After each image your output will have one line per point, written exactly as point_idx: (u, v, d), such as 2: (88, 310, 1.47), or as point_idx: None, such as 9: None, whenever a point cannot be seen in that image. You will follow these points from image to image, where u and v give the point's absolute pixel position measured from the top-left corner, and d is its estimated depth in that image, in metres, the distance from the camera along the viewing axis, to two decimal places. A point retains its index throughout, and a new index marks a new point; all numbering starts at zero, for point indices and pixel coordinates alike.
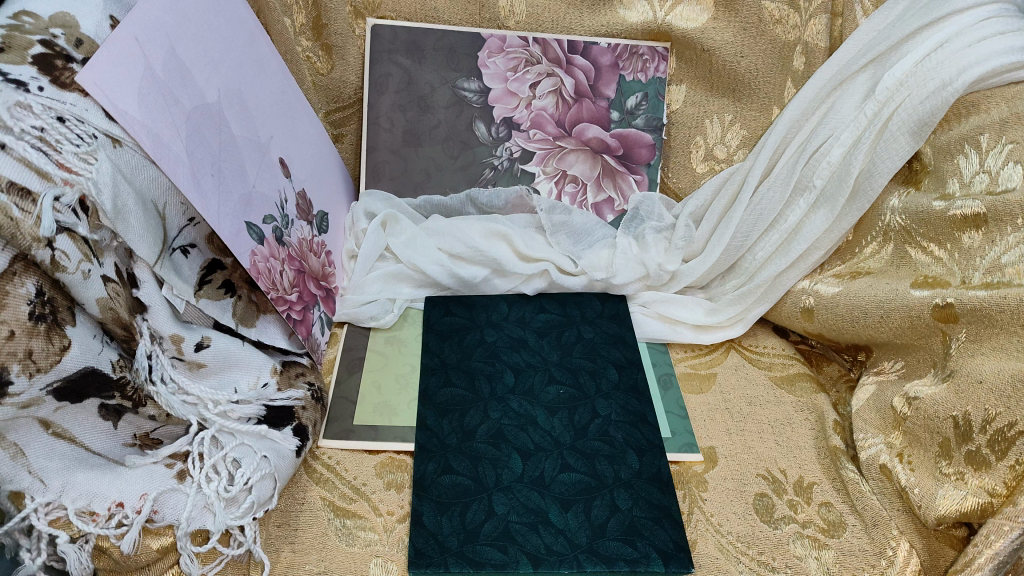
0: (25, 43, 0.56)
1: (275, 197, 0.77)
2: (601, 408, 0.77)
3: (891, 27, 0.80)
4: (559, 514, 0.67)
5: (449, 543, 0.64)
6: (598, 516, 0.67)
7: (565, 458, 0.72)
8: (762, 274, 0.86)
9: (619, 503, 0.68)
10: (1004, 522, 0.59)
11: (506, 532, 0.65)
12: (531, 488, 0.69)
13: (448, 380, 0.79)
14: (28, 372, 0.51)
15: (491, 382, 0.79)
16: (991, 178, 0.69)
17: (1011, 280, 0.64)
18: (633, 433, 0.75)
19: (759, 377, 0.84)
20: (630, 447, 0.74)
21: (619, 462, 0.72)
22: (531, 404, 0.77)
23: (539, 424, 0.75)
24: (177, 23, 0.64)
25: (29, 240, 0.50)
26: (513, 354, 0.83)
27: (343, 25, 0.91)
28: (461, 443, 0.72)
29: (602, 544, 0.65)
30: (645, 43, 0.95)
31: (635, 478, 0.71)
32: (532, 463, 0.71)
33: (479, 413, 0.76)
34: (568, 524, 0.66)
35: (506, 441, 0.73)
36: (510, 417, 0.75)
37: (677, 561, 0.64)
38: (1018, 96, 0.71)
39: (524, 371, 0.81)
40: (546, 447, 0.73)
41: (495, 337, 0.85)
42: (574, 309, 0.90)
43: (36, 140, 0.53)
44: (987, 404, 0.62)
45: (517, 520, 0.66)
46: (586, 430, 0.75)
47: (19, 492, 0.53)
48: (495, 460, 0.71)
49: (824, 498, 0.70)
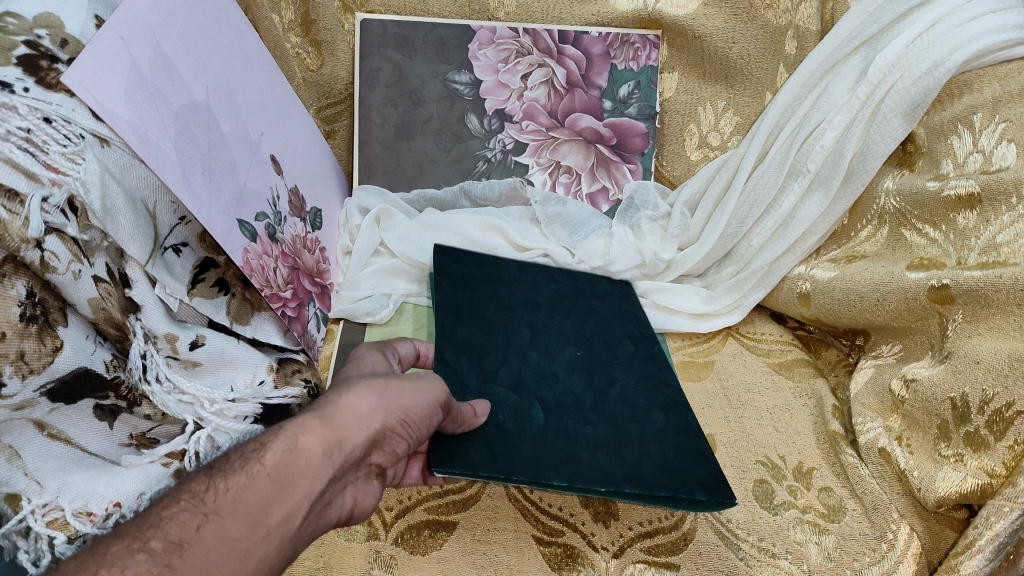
0: (9, 44, 0.55)
1: (267, 195, 0.76)
2: (618, 375, 0.75)
3: (881, 8, 0.80)
4: (588, 454, 0.64)
5: (479, 461, 0.60)
6: (629, 456, 0.64)
7: (586, 414, 0.69)
8: (760, 260, 0.85)
9: (650, 450, 0.65)
10: (1004, 503, 0.59)
11: (538, 464, 0.61)
12: (556, 439, 0.65)
13: (462, 320, 0.79)
14: (20, 373, 0.51)
15: (507, 334, 0.78)
16: (985, 158, 0.68)
17: (1006, 259, 0.63)
18: (654, 394, 0.73)
19: (757, 364, 0.84)
20: (653, 408, 0.71)
21: (643, 421, 0.69)
22: (551, 360, 0.76)
23: (559, 379, 0.73)
24: (164, 21, 0.64)
25: (18, 241, 0.50)
26: (525, 312, 0.82)
27: (332, 20, 0.91)
28: (481, 384, 0.71)
29: (637, 476, 0.61)
30: (636, 32, 0.94)
31: (663, 434, 0.68)
32: (555, 417, 0.68)
33: (499, 359, 0.75)
34: (599, 462, 0.63)
35: (526, 390, 0.71)
36: (528, 367, 0.74)
37: (720, 493, 0.60)
38: (1010, 76, 0.71)
39: (541, 329, 0.80)
40: (564, 406, 0.70)
41: (508, 293, 0.85)
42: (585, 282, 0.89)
43: (22, 140, 0.52)
44: (985, 384, 0.62)
45: (545, 453, 0.63)
46: (607, 394, 0.72)
47: (16, 494, 0.51)
48: (516, 408, 0.68)
49: (823, 483, 0.71)
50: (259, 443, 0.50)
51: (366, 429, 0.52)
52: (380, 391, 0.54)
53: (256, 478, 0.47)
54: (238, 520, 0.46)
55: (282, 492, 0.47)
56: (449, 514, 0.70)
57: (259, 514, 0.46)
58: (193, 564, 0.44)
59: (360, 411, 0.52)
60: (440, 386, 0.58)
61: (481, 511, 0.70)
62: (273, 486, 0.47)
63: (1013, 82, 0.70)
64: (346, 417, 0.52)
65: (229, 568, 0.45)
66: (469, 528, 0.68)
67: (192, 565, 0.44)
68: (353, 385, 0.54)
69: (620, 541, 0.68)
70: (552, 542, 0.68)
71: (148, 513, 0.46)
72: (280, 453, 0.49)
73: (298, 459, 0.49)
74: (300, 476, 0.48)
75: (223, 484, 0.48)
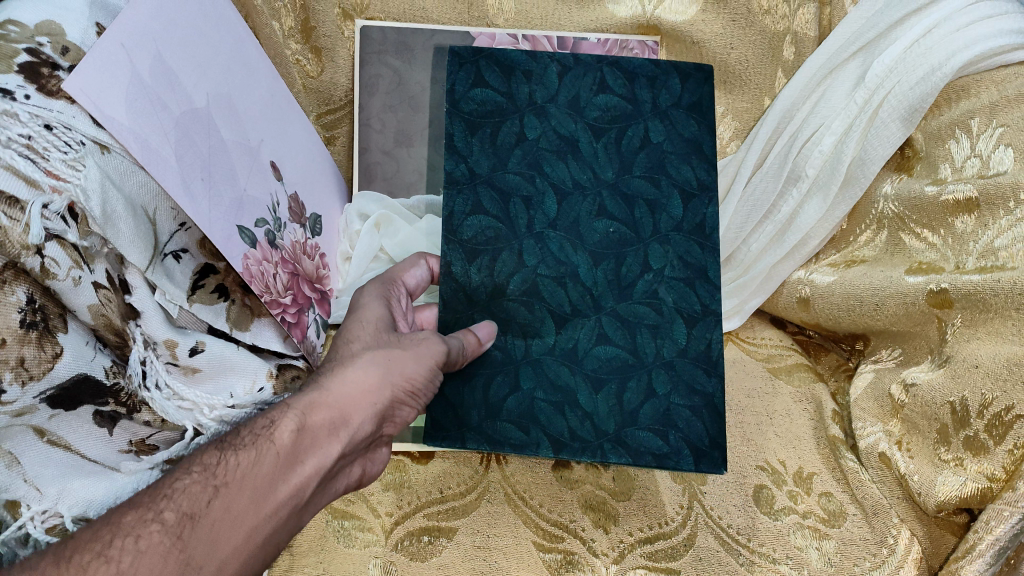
0: (11, 52, 0.55)
1: (267, 201, 0.76)
2: (653, 257, 0.74)
3: (880, 13, 0.81)
4: (588, 397, 0.71)
5: (470, 418, 0.70)
6: (630, 401, 0.71)
7: (603, 326, 0.72)
8: (759, 265, 0.86)
9: (656, 388, 0.72)
10: (1004, 507, 0.60)
11: (530, 411, 0.71)
12: (562, 363, 0.71)
13: (476, 203, 0.74)
14: (20, 380, 0.51)
15: (530, 210, 0.74)
16: (983, 162, 0.68)
17: (1004, 263, 0.63)
18: (687, 295, 0.74)
19: (757, 369, 0.84)
20: (679, 314, 0.73)
21: (663, 334, 0.73)
22: (573, 249, 0.73)
23: (580, 278, 0.73)
24: (165, 28, 0.64)
25: (18, 248, 0.51)
26: (557, 167, 0.75)
27: (331, 27, 0.92)
28: (491, 300, 0.72)
29: (629, 433, 0.70)
30: (635, 38, 0.95)
31: (679, 357, 0.72)
32: (566, 332, 0.72)
33: (512, 254, 0.73)
34: (596, 408, 0.71)
35: (540, 300, 0.72)
36: (547, 266, 0.73)
37: (707, 462, 0.70)
38: (1007, 80, 0.70)
39: (569, 197, 0.74)
40: (583, 312, 0.72)
41: (537, 132, 0.76)
42: (642, 90, 0.78)
43: (23, 147, 0.53)
44: (984, 389, 0.62)
45: (544, 397, 0.71)
46: (632, 288, 0.73)
47: (15, 501, 0.54)
48: (526, 326, 0.72)
49: (824, 488, 0.73)
50: (269, 419, 0.53)
51: (367, 405, 0.57)
52: (385, 367, 0.59)
53: (266, 454, 0.51)
54: (247, 495, 0.49)
55: (288, 470, 0.51)
56: (448, 521, 0.70)
57: (268, 489, 0.50)
58: (202, 536, 0.46)
59: (363, 388, 0.57)
60: (439, 344, 0.63)
61: (482, 517, 0.71)
62: (283, 463, 0.51)
63: (1010, 86, 0.69)
64: (351, 394, 0.56)
65: (238, 540, 0.48)
66: (469, 534, 0.69)
67: (203, 537, 0.46)
68: (355, 360, 0.58)
69: (620, 547, 0.69)
70: (553, 548, 0.69)
71: (160, 484, 0.48)
72: (290, 432, 0.52)
73: (305, 438, 0.53)
74: (307, 454, 0.52)
75: (234, 457, 0.50)
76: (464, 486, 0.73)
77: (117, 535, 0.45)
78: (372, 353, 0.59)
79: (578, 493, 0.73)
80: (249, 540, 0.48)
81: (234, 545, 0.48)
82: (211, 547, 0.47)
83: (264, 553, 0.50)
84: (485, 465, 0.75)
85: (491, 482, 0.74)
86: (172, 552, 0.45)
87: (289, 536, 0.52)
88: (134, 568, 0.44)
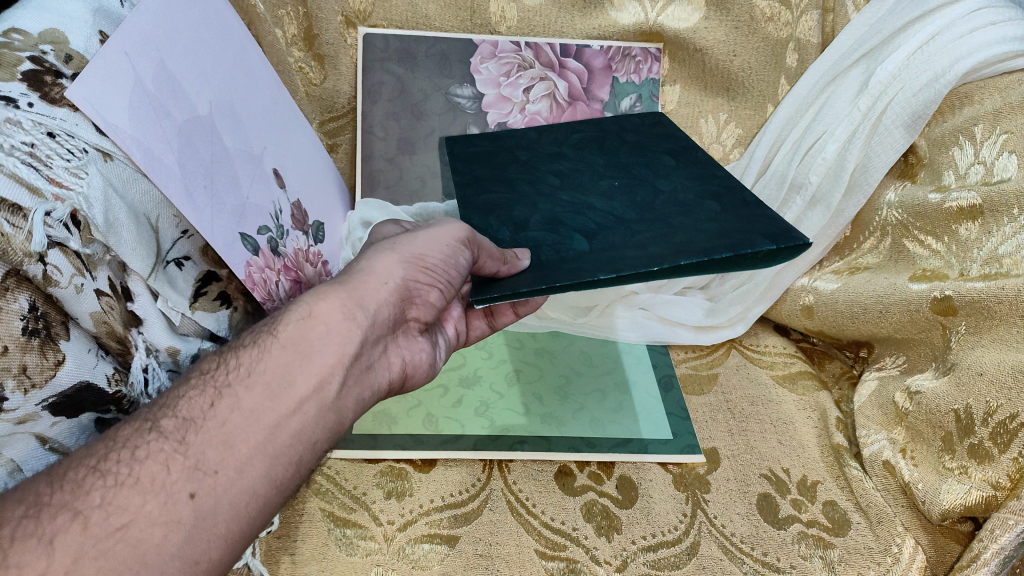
0: (15, 60, 0.56)
1: (269, 208, 0.76)
2: (663, 187, 0.72)
3: (883, 21, 0.81)
4: (632, 251, 0.59)
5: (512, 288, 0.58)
6: (679, 239, 0.60)
7: (630, 228, 0.65)
8: (762, 273, 0.88)
9: (701, 229, 0.61)
10: (1009, 516, 0.59)
11: (575, 267, 0.58)
12: (605, 251, 0.61)
13: (483, 188, 0.74)
14: (22, 388, 0.50)
15: (534, 185, 0.75)
16: (987, 169, 0.68)
17: (1009, 271, 0.63)
18: (703, 188, 0.70)
19: (761, 377, 0.86)
20: (705, 200, 0.68)
21: (695, 213, 0.65)
22: (584, 195, 0.72)
23: (597, 208, 0.70)
24: (167, 37, 0.64)
25: (21, 255, 0.50)
26: (552, 163, 0.79)
27: (335, 35, 0.92)
28: (515, 235, 0.67)
29: (691, 249, 0.57)
30: (637, 44, 0.96)
31: (719, 215, 0.64)
32: (599, 237, 0.64)
33: (528, 207, 0.71)
34: (646, 251, 0.59)
35: (563, 225, 0.68)
36: (562, 207, 0.71)
37: (786, 239, 0.56)
38: (1011, 87, 0.69)
39: (569, 175, 0.76)
40: (609, 218, 0.67)
41: (529, 155, 0.81)
42: (609, 125, 0.86)
43: (26, 155, 0.53)
44: (988, 397, 0.61)
45: (588, 263, 0.58)
46: (652, 205, 0.69)
47: None
48: (557, 242, 0.65)
49: (829, 497, 0.73)
50: (276, 320, 0.51)
51: (383, 296, 0.55)
52: (391, 252, 0.59)
53: (275, 350, 0.49)
54: (258, 393, 0.47)
55: (303, 361, 0.49)
56: (450, 529, 0.69)
57: (284, 384, 0.47)
58: (211, 439, 0.44)
59: (375, 279, 0.56)
60: (460, 226, 0.62)
61: (483, 526, 0.70)
62: (297, 353, 0.49)
63: (1014, 92, 0.68)
64: (359, 288, 0.54)
65: (258, 439, 0.45)
66: (471, 542, 0.68)
67: (209, 439, 0.44)
68: (361, 262, 0.58)
69: (623, 555, 0.68)
70: (555, 557, 0.68)
71: (163, 398, 0.47)
72: (295, 326, 0.50)
73: (315, 327, 0.50)
74: (321, 343, 0.50)
75: (241, 360, 0.49)
76: (467, 493, 0.73)
77: (112, 450, 0.43)
78: (380, 254, 0.58)
79: (582, 501, 0.73)
80: (273, 438, 0.46)
81: (256, 441, 0.45)
82: (225, 448, 0.44)
83: (299, 449, 0.47)
84: (488, 472, 0.75)
85: (494, 489, 0.74)
86: (175, 457, 0.43)
87: (330, 434, 0.49)
88: (133, 479, 0.42)
